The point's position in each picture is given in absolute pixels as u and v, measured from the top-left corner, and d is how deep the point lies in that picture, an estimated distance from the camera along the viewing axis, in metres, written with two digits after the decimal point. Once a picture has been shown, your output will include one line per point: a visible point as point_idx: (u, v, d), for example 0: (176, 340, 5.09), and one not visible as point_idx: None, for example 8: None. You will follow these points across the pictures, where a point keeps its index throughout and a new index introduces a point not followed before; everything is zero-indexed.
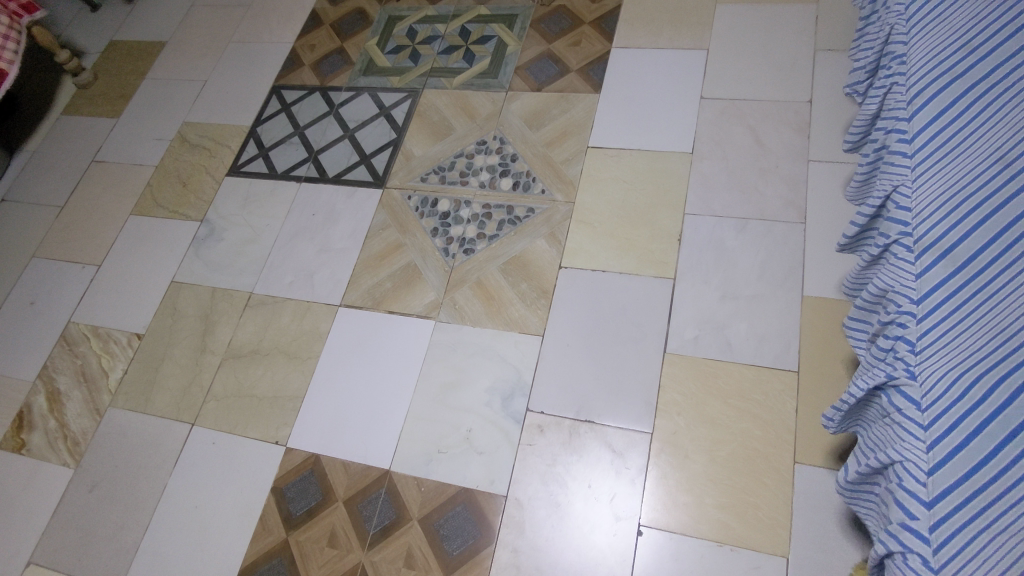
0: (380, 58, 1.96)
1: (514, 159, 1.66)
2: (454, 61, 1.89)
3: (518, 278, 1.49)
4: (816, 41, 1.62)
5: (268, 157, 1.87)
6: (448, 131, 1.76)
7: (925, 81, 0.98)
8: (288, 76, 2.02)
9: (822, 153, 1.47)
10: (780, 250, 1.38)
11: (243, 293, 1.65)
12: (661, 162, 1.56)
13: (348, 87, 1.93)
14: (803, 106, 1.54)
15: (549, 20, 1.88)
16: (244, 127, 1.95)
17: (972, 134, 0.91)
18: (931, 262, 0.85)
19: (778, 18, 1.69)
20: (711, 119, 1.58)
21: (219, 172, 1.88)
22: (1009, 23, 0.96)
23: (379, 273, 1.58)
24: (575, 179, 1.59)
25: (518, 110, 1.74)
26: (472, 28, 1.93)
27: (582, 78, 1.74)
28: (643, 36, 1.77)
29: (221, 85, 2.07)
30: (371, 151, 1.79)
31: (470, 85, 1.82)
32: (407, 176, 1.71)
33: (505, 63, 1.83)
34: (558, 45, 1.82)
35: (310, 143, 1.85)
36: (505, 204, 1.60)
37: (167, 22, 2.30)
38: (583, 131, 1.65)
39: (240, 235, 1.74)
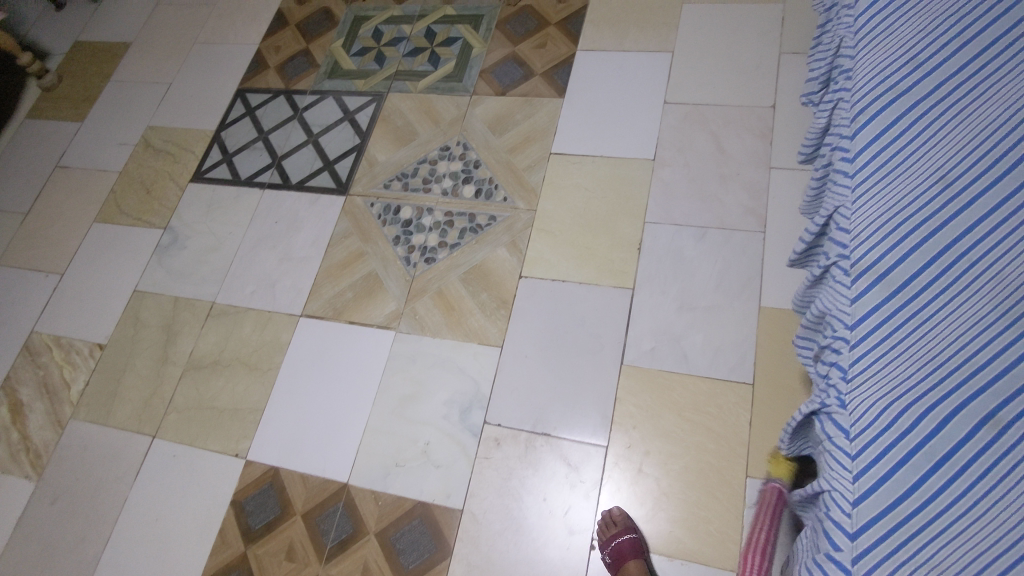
0: (345, 60, 1.94)
1: (476, 165, 1.64)
2: (419, 63, 1.87)
3: (479, 288, 1.48)
4: (782, 43, 1.60)
5: (232, 163, 1.85)
6: (412, 136, 1.74)
7: (870, 97, 0.96)
8: (253, 79, 1.99)
9: (783, 160, 1.45)
10: (738, 260, 1.37)
11: (205, 302, 1.64)
12: (623, 168, 1.54)
13: (313, 91, 1.91)
14: (766, 111, 1.52)
15: (515, 21, 1.85)
16: (208, 131, 1.93)
17: (913, 155, 0.90)
18: (867, 286, 0.84)
19: (743, 19, 1.67)
20: (674, 124, 1.57)
21: (183, 178, 1.86)
22: (953, 43, 0.96)
23: (341, 283, 1.57)
24: (537, 186, 1.58)
25: (482, 114, 1.72)
26: (438, 29, 1.91)
27: (546, 82, 1.72)
28: (608, 38, 1.75)
29: (186, 88, 2.04)
30: (335, 156, 1.77)
31: (435, 89, 1.80)
32: (370, 183, 1.69)
33: (470, 66, 1.81)
34: (523, 47, 1.80)
35: (274, 148, 1.83)
36: (467, 211, 1.59)
37: (133, 22, 2.27)
38: (546, 136, 1.64)
39: (203, 243, 1.73)
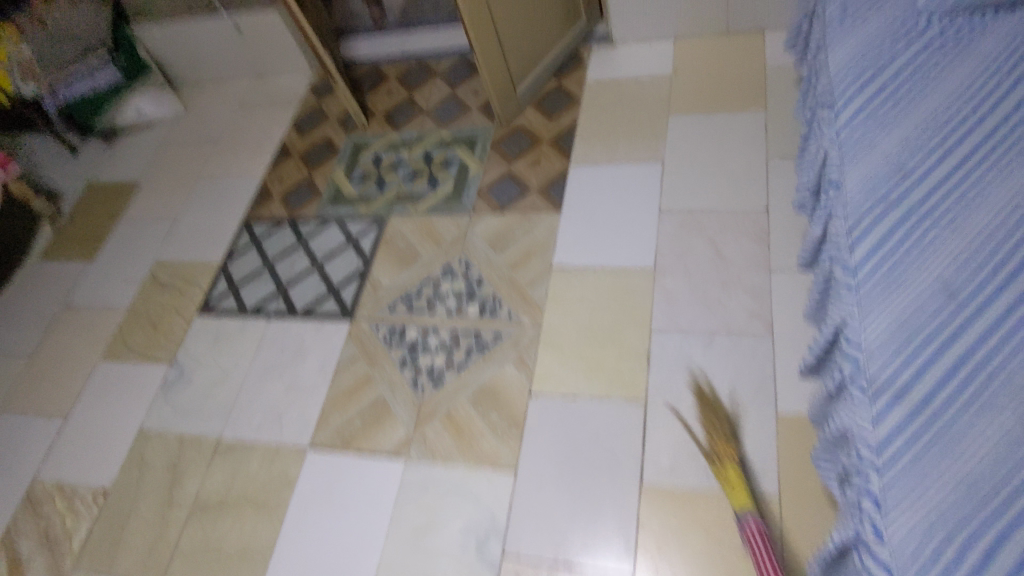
0: (347, 187, 2.01)
1: (479, 282, 1.66)
2: (418, 186, 1.93)
3: (489, 408, 1.46)
4: (767, 149, 1.66)
5: (238, 292, 1.87)
6: (414, 257, 1.77)
7: (863, 209, 0.98)
8: (257, 209, 2.06)
9: (783, 262, 1.47)
10: (750, 366, 1.35)
11: (211, 438, 1.61)
12: (624, 278, 1.56)
13: (316, 218, 1.96)
14: (760, 214, 1.56)
15: (509, 141, 1.93)
16: (215, 263, 1.97)
17: (915, 265, 0.90)
18: (888, 405, 0.81)
19: (728, 128, 1.74)
20: (671, 232, 1.60)
21: (190, 311, 1.88)
22: (937, 152, 0.99)
23: (348, 410, 1.55)
24: (541, 300, 1.59)
25: (482, 232, 1.76)
26: (435, 153, 1.99)
27: (543, 197, 1.77)
28: (599, 152, 1.81)
29: (193, 222, 2.11)
30: (340, 282, 1.79)
31: (435, 210, 1.85)
32: (375, 306, 1.71)
33: (468, 186, 1.87)
34: (518, 166, 1.86)
35: (280, 276, 1.86)
36: (473, 329, 1.59)
37: (143, 161, 2.37)
38: (546, 250, 1.67)
39: (210, 376, 1.73)
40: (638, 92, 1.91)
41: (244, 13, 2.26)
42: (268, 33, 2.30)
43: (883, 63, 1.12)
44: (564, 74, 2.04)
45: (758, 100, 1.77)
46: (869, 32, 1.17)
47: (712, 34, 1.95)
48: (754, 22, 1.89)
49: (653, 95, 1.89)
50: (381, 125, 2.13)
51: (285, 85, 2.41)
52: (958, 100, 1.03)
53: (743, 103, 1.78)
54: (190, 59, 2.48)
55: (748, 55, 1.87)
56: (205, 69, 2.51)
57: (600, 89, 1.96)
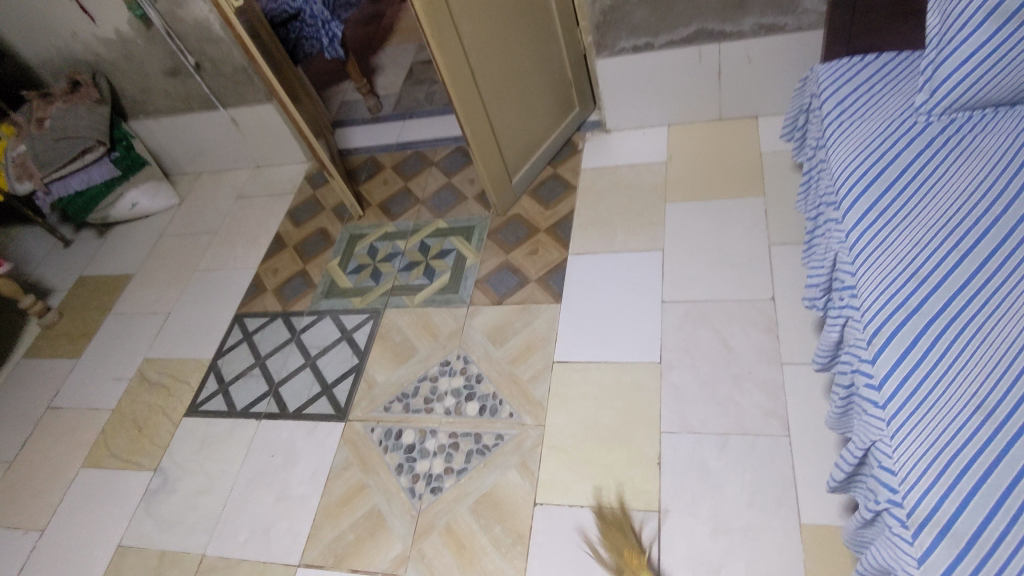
0: (342, 278, 1.97)
1: (479, 379, 1.60)
2: (414, 277, 1.89)
3: (491, 520, 1.37)
4: (769, 235, 1.63)
5: (228, 392, 1.80)
6: (411, 352, 1.71)
7: (880, 317, 0.94)
8: (250, 303, 2.01)
9: (795, 355, 1.41)
10: (768, 471, 1.28)
11: (194, 555, 1.51)
12: (629, 373, 1.50)
13: (310, 312, 1.91)
14: (767, 304, 1.51)
15: (505, 230, 1.91)
16: (204, 360, 1.91)
17: (942, 379, 0.86)
18: (932, 541, 0.75)
19: (727, 214, 1.72)
20: (675, 324, 1.55)
21: (176, 412, 1.80)
22: (951, 255, 0.96)
23: (341, 523, 1.45)
24: (544, 398, 1.52)
25: (480, 325, 1.71)
26: (431, 243, 1.96)
27: (542, 288, 1.73)
28: (598, 241, 1.79)
29: (184, 316, 2.05)
30: (333, 379, 1.73)
31: (431, 302, 1.81)
32: (370, 406, 1.63)
33: (465, 277, 1.83)
34: (516, 255, 1.83)
35: (271, 374, 1.80)
36: (473, 431, 1.51)
37: (136, 253, 2.34)
38: (547, 344, 1.61)
39: (195, 485, 1.63)
40: (634, 179, 1.90)
41: (241, 108, 2.28)
42: (264, 126, 2.32)
43: (885, 161, 1.11)
44: (560, 161, 2.04)
45: (756, 186, 1.75)
46: (867, 129, 1.17)
47: (705, 120, 1.96)
48: (746, 108, 1.90)
49: (649, 182, 1.88)
50: (377, 215, 2.12)
51: (281, 175, 2.41)
52: (964, 201, 1.02)
53: (741, 189, 1.76)
54: (186, 151, 2.49)
55: (743, 141, 1.88)
56: (201, 161, 2.52)
57: (596, 176, 1.95)
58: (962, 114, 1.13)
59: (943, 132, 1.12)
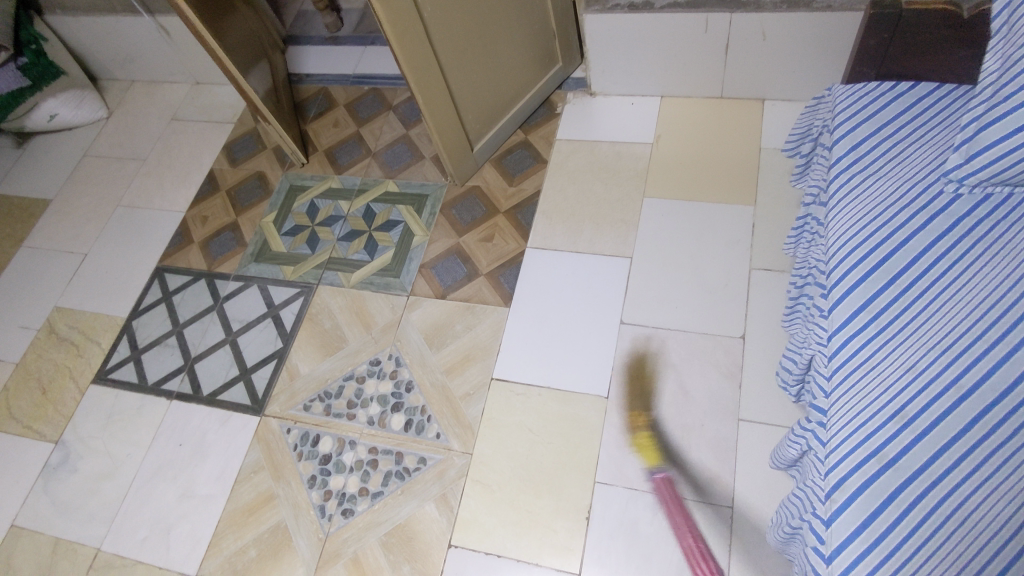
0: (275, 240, 1.75)
1: (408, 388, 1.44)
2: (354, 250, 1.68)
3: (401, 557, 1.26)
4: (752, 257, 1.43)
5: (140, 362, 1.64)
6: (339, 343, 1.54)
7: (847, 463, 0.78)
8: (173, 256, 1.80)
9: (754, 411, 1.27)
10: (702, 546, 1.17)
11: (89, 548, 1.41)
12: (572, 406, 1.35)
13: (237, 276, 1.71)
14: (735, 344, 1.34)
15: (461, 205, 1.68)
16: (119, 318, 1.73)
17: (904, 565, 0.72)
18: None
19: (710, 222, 1.50)
20: (630, 353, 1.38)
21: (84, 378, 1.65)
22: (947, 391, 0.79)
23: (245, 535, 1.35)
24: (474, 422, 1.37)
25: (418, 321, 1.53)
26: (377, 209, 1.73)
27: (491, 285, 1.54)
28: (561, 235, 1.57)
29: (102, 262, 1.85)
30: (253, 364, 1.56)
31: (369, 284, 1.61)
32: (289, 402, 1.49)
33: (410, 259, 1.63)
34: (468, 240, 1.62)
35: (187, 347, 1.63)
36: (394, 449, 1.38)
37: (55, 173, 2.08)
38: (488, 356, 1.45)
39: (97, 467, 1.51)
40: (614, 160, 1.65)
41: (171, 16, 1.95)
42: None
43: (892, 245, 0.90)
44: (533, 126, 1.78)
45: (748, 190, 1.52)
46: (878, 193, 0.95)
47: (703, 96, 1.69)
48: (752, 88, 1.63)
49: (629, 167, 1.63)
50: (321, 165, 1.86)
51: (221, 98, 2.12)
52: (978, 317, 0.83)
53: (730, 193, 1.53)
54: (115, 55, 2.16)
55: (742, 129, 1.62)
56: (132, 68, 2.20)
57: (572, 150, 1.70)
58: (999, 190, 0.90)
59: (972, 212, 0.90)
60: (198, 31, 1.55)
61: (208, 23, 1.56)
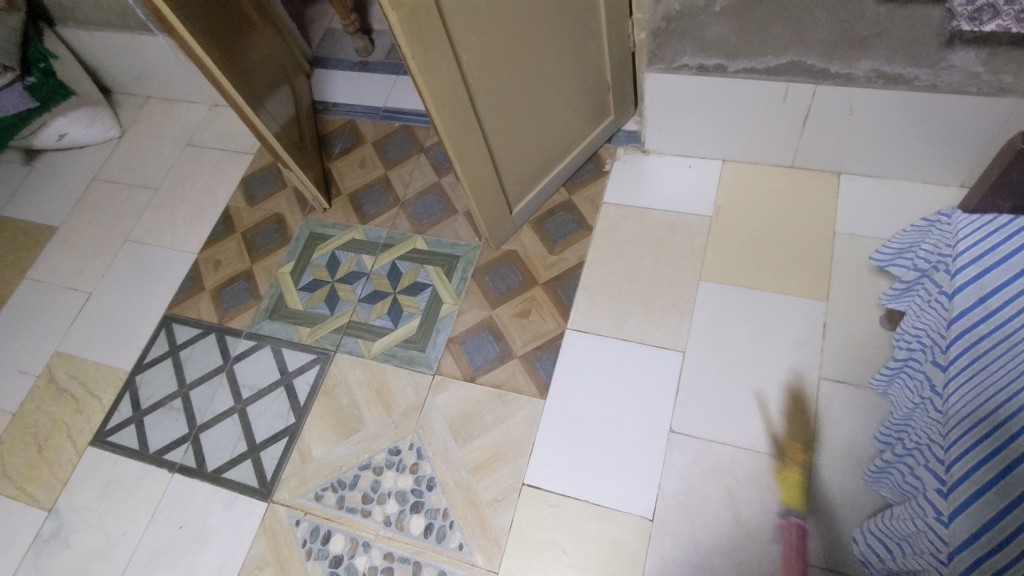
0: (292, 295, 1.62)
1: (430, 486, 1.31)
2: (376, 315, 1.54)
3: None
4: (822, 364, 1.28)
5: (142, 425, 1.52)
6: (356, 425, 1.41)
7: None
8: (183, 304, 1.68)
9: (820, 553, 1.12)
10: None
11: None
12: (611, 526, 1.21)
13: (249, 335, 1.58)
14: (800, 468, 1.19)
15: (495, 272, 1.53)
16: (121, 372, 1.61)
17: None
18: None
19: (775, 316, 1.34)
20: (680, 469, 1.23)
21: (82, 438, 1.53)
22: None
23: None
24: (502, 534, 1.24)
25: (443, 407, 1.39)
26: (403, 269, 1.59)
27: (526, 371, 1.39)
28: (606, 318, 1.42)
29: (108, 304, 1.72)
30: (262, 440, 1.44)
31: (391, 356, 1.47)
32: (298, 489, 1.36)
33: (436, 331, 1.49)
34: (501, 314, 1.47)
35: (193, 413, 1.51)
36: (412, 557, 1.25)
37: (64, 196, 1.96)
38: (519, 456, 1.31)
39: (91, 543, 1.40)
40: (667, 233, 1.49)
41: None
42: None
43: None
44: (577, 184, 1.62)
45: (819, 282, 1.36)
46: None
47: (771, 164, 1.51)
48: (829, 160, 1.46)
49: (684, 243, 1.47)
50: (344, 211, 1.72)
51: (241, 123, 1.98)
52: None
53: (798, 283, 1.37)
54: (130, 70, 2.02)
55: (815, 207, 1.45)
56: (148, 84, 2.06)
57: (620, 217, 1.54)
58: None
59: None
60: (214, 78, 1.38)
61: (224, 70, 1.39)
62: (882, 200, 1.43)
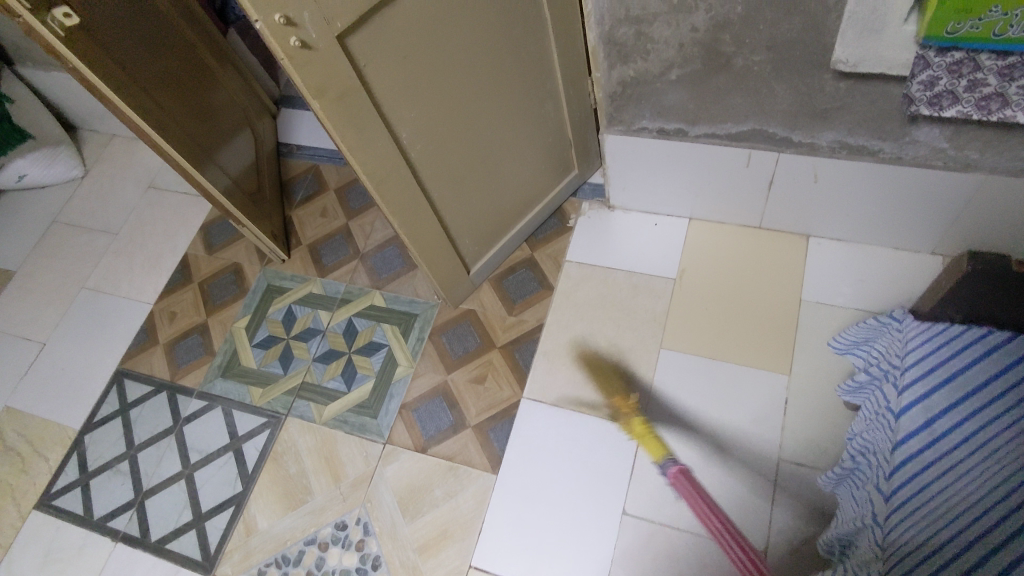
0: (246, 352, 1.57)
1: (375, 565, 1.26)
2: (329, 376, 1.49)
3: None
4: (782, 444, 1.22)
5: (88, 488, 1.47)
6: (303, 495, 1.36)
7: None
8: (136, 359, 1.64)
9: None
10: None
11: None
12: None
13: (200, 394, 1.54)
14: None
15: (453, 332, 1.49)
16: (70, 431, 1.56)
17: None
18: None
19: (736, 390, 1.29)
20: (632, 554, 1.18)
21: (26, 501, 1.49)
22: None
23: None
24: None
25: (393, 478, 1.34)
26: (360, 326, 1.54)
27: (479, 442, 1.34)
28: (563, 387, 1.37)
29: (61, 356, 1.68)
30: (208, 509, 1.39)
31: (342, 422, 1.43)
32: (242, 563, 1.32)
33: (390, 395, 1.44)
34: (457, 380, 1.43)
35: (140, 478, 1.46)
36: None
37: (23, 239, 1.92)
38: (468, 535, 1.26)
39: None
40: (629, 295, 1.44)
41: None
42: None
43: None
44: (541, 240, 1.57)
45: (782, 354, 1.31)
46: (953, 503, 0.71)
47: (738, 224, 1.46)
48: (796, 223, 1.40)
49: (646, 307, 1.42)
50: (304, 263, 1.68)
51: None
52: None
53: (761, 354, 1.32)
54: (93, 109, 1.98)
55: (781, 272, 1.40)
56: (112, 123, 2.02)
57: (582, 277, 1.49)
58: None
59: None
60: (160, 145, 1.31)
61: (172, 133, 1.33)
62: (850, 266, 1.37)
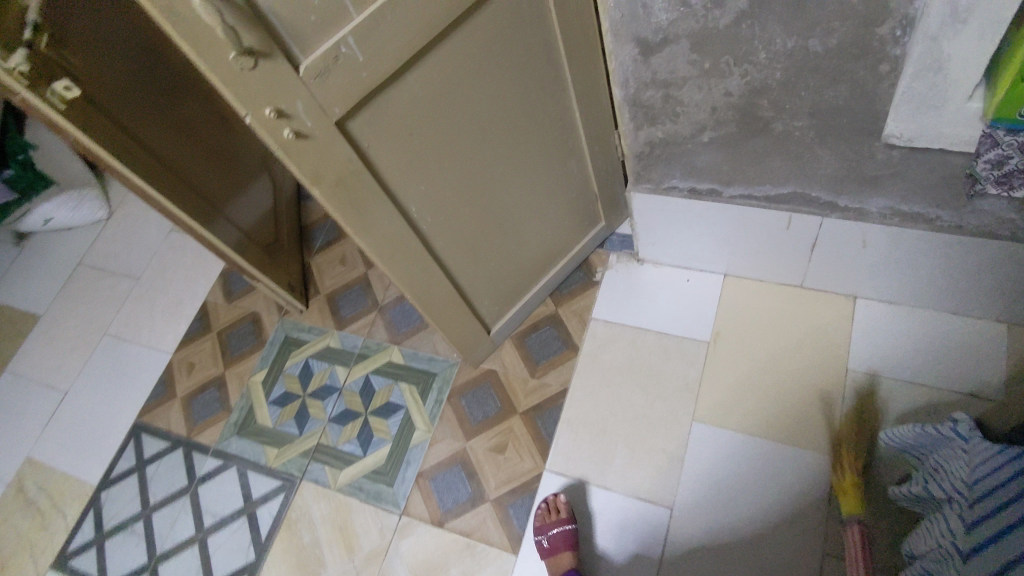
0: (261, 409, 1.53)
1: None
2: (345, 439, 1.44)
3: None
4: (826, 534, 1.12)
5: (103, 549, 1.45)
6: (317, 568, 1.31)
7: None
8: (155, 412, 1.62)
9: None
10: None
11: None
12: None
13: (216, 453, 1.51)
14: None
15: (472, 395, 1.42)
16: (87, 487, 1.54)
17: None
18: None
19: (775, 470, 1.19)
20: None
21: (43, 559, 1.47)
22: None
23: None
24: None
25: (408, 554, 1.28)
26: (377, 385, 1.48)
27: (498, 518, 1.28)
28: (588, 459, 1.29)
29: (81, 406, 1.67)
30: None
31: (357, 490, 1.37)
32: None
33: (406, 462, 1.38)
34: (476, 448, 1.36)
35: (154, 540, 1.43)
36: None
37: (49, 281, 1.92)
38: None
39: None
40: (658, 359, 1.35)
41: None
42: None
43: None
44: (565, 296, 1.49)
45: (826, 430, 1.20)
46: None
47: (777, 282, 1.36)
48: (841, 284, 1.29)
49: (677, 373, 1.33)
50: (321, 315, 1.63)
51: None
52: None
53: (803, 430, 1.21)
54: None
55: (824, 337, 1.29)
56: None
57: (609, 337, 1.41)
58: None
59: None
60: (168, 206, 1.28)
61: (183, 193, 1.29)
62: (902, 332, 1.26)
